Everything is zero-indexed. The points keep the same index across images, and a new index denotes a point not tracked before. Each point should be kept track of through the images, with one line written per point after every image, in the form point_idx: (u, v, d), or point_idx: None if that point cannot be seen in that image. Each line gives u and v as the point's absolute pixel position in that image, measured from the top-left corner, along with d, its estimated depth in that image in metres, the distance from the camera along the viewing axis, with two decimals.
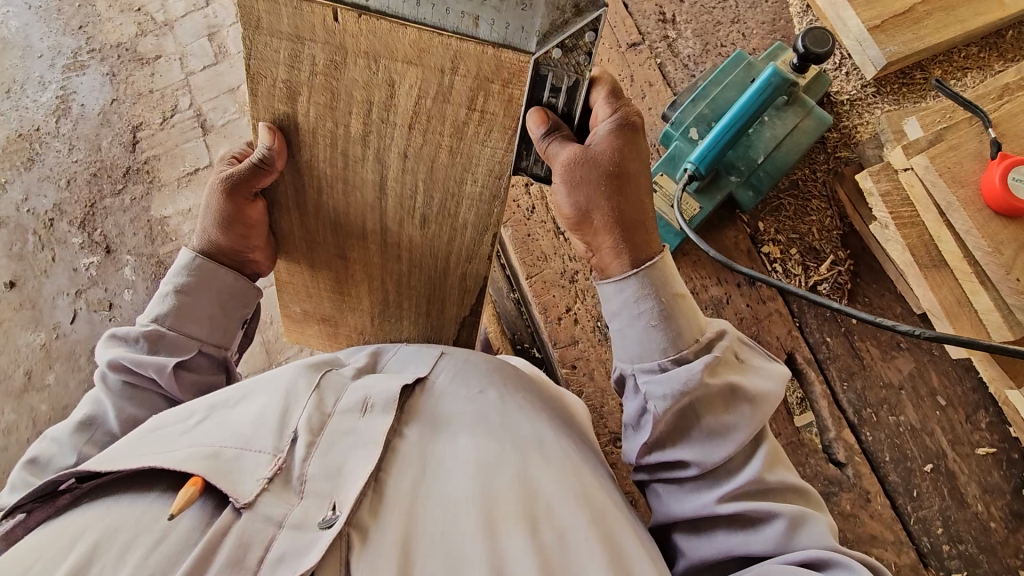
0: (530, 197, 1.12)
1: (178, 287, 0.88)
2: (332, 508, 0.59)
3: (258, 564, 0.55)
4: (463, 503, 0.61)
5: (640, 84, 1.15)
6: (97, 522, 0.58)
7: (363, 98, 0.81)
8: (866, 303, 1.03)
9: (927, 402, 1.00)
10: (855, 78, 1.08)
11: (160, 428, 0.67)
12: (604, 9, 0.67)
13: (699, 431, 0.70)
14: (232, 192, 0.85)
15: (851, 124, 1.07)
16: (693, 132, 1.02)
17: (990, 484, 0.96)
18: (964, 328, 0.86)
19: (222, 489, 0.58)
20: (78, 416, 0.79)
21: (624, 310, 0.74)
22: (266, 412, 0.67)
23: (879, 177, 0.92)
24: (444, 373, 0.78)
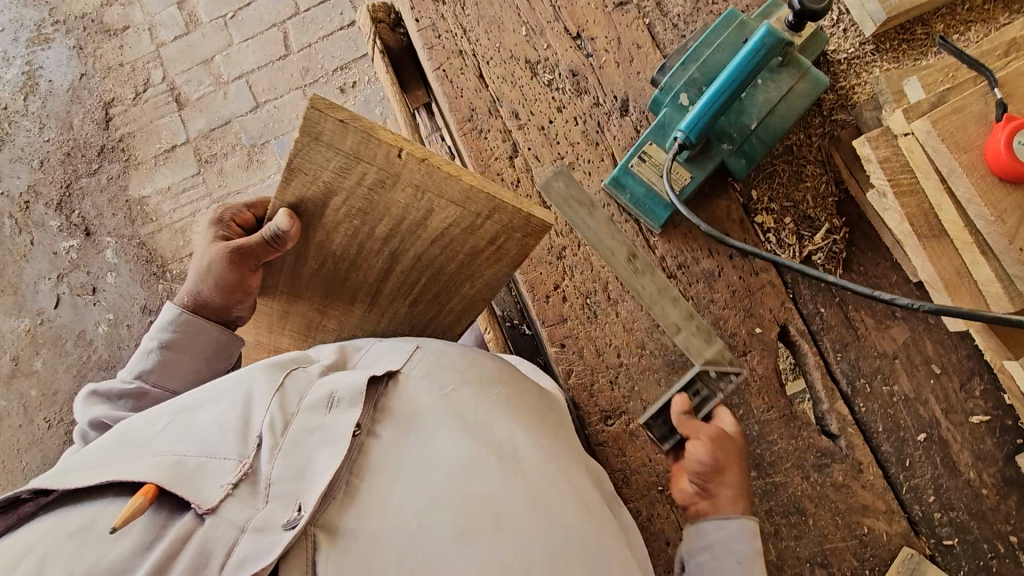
0: (514, 170, 1.07)
1: (162, 342, 0.88)
2: (297, 509, 0.63)
3: (221, 567, 0.60)
4: (434, 509, 0.64)
5: (628, 46, 1.09)
6: (54, 531, 0.61)
7: (398, 214, 0.78)
8: (861, 272, 1.01)
9: (921, 370, 0.98)
10: (852, 36, 1.03)
11: (128, 433, 0.70)
12: (739, 370, 0.87)
13: None
14: (239, 261, 0.85)
15: (848, 84, 1.02)
16: (683, 97, 0.97)
17: (982, 451, 0.96)
18: (960, 297, 0.84)
19: (186, 497, 0.62)
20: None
21: (721, 549, 0.83)
22: (228, 417, 0.70)
23: (878, 143, 0.87)
24: (418, 366, 0.77)
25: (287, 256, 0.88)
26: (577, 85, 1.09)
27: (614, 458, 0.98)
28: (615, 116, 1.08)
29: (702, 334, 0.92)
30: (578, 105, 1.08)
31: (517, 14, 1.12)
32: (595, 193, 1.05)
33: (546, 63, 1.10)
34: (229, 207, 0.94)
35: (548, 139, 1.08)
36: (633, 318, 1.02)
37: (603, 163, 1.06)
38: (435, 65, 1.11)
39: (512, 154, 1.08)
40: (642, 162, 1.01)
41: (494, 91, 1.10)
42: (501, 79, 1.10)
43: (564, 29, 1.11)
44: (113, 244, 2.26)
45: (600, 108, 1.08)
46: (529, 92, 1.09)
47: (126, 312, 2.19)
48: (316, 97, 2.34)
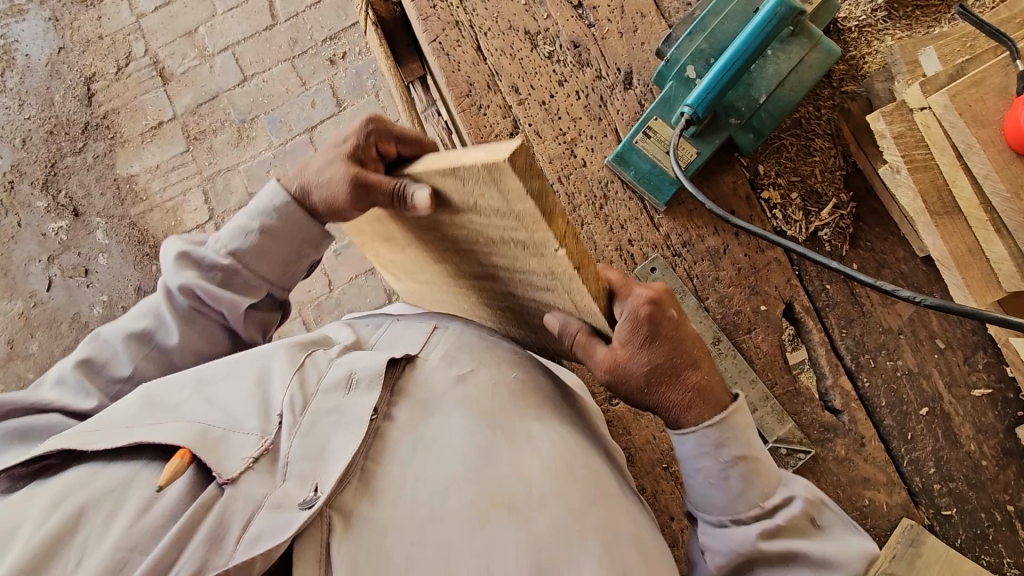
0: None
1: (262, 227, 0.88)
2: (314, 489, 0.65)
3: (237, 543, 0.61)
4: (450, 491, 0.67)
5: (631, 15, 1.06)
6: (85, 486, 0.64)
7: (516, 263, 0.71)
8: (867, 247, 1.01)
9: (925, 345, 0.99)
10: (865, 2, 1.00)
11: (153, 397, 0.74)
12: (811, 449, 0.96)
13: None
14: (358, 204, 0.78)
15: (859, 54, 1.00)
16: (690, 70, 0.92)
17: (983, 424, 0.97)
18: (973, 278, 0.82)
19: (210, 465, 0.65)
20: (138, 328, 0.89)
21: (691, 464, 0.77)
22: (254, 393, 0.74)
23: (893, 118, 0.86)
24: (434, 351, 0.82)
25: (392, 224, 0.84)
26: (579, 57, 1.06)
27: (619, 436, 0.99)
28: (618, 89, 1.05)
29: (775, 415, 0.97)
30: (580, 79, 1.05)
31: None
32: (599, 170, 1.03)
33: (546, 34, 1.06)
34: (384, 127, 0.82)
35: (549, 115, 1.05)
36: None
37: (606, 139, 1.04)
38: (430, 38, 1.06)
39: (514, 131, 1.05)
40: (646, 138, 0.98)
41: (492, 65, 1.06)
42: (499, 52, 1.06)
43: None
44: (103, 224, 2.22)
45: (603, 81, 1.05)
46: (528, 66, 1.06)
47: (120, 294, 2.17)
48: (306, 69, 2.27)
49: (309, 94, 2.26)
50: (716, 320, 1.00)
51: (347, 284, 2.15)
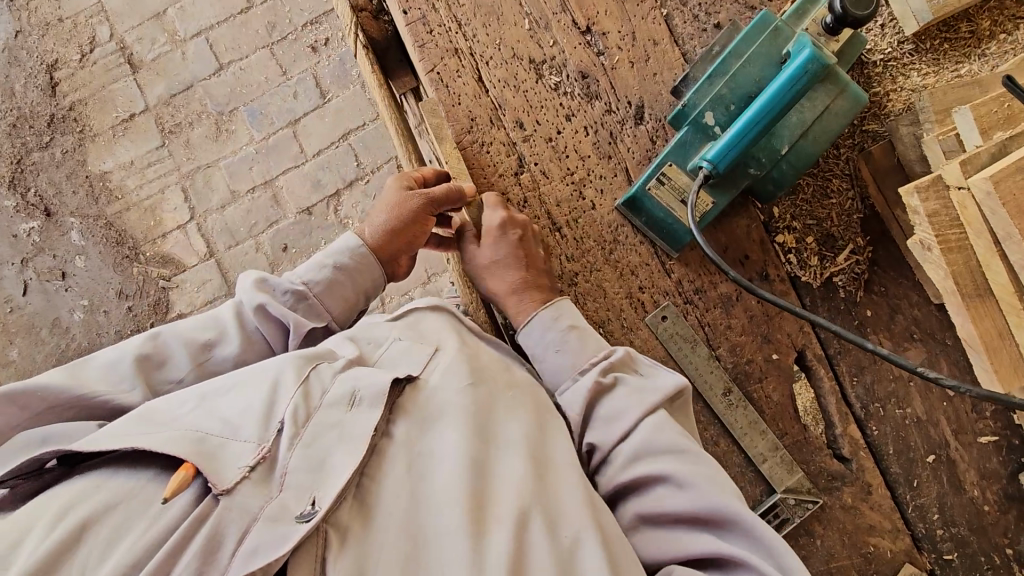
0: (520, 189, 0.98)
1: (338, 263, 0.94)
2: (311, 503, 0.67)
3: (232, 556, 0.63)
4: (445, 500, 0.70)
5: (642, 42, 0.99)
6: (90, 500, 0.65)
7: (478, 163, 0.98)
8: (881, 292, 0.99)
9: (935, 393, 0.98)
10: (892, 34, 0.95)
11: (154, 408, 0.73)
12: (819, 497, 0.96)
13: (598, 420, 0.84)
14: (422, 203, 0.94)
15: (883, 90, 0.95)
16: (709, 116, 0.87)
17: (988, 470, 0.98)
18: (1002, 363, 0.80)
19: (208, 476, 0.65)
20: (204, 338, 0.88)
21: (539, 344, 0.91)
22: (256, 401, 0.74)
23: (928, 194, 0.80)
24: (436, 370, 0.84)
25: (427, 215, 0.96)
26: (587, 89, 0.99)
27: None
28: (629, 124, 0.99)
29: (785, 465, 0.96)
30: (589, 113, 0.99)
31: (518, 3, 0.99)
32: (608, 214, 0.98)
33: (552, 62, 0.99)
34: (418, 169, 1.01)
35: (556, 152, 0.98)
36: (648, 346, 0.97)
37: (616, 179, 0.98)
38: (428, 68, 0.99)
39: (518, 170, 0.98)
40: (660, 185, 0.92)
41: (495, 97, 0.99)
42: (502, 83, 0.99)
43: (571, 21, 0.99)
44: (77, 224, 2.12)
45: (613, 115, 0.99)
46: (534, 99, 0.99)
47: (101, 297, 2.09)
48: (286, 56, 2.14)
49: (291, 84, 2.14)
50: (727, 370, 0.98)
51: None
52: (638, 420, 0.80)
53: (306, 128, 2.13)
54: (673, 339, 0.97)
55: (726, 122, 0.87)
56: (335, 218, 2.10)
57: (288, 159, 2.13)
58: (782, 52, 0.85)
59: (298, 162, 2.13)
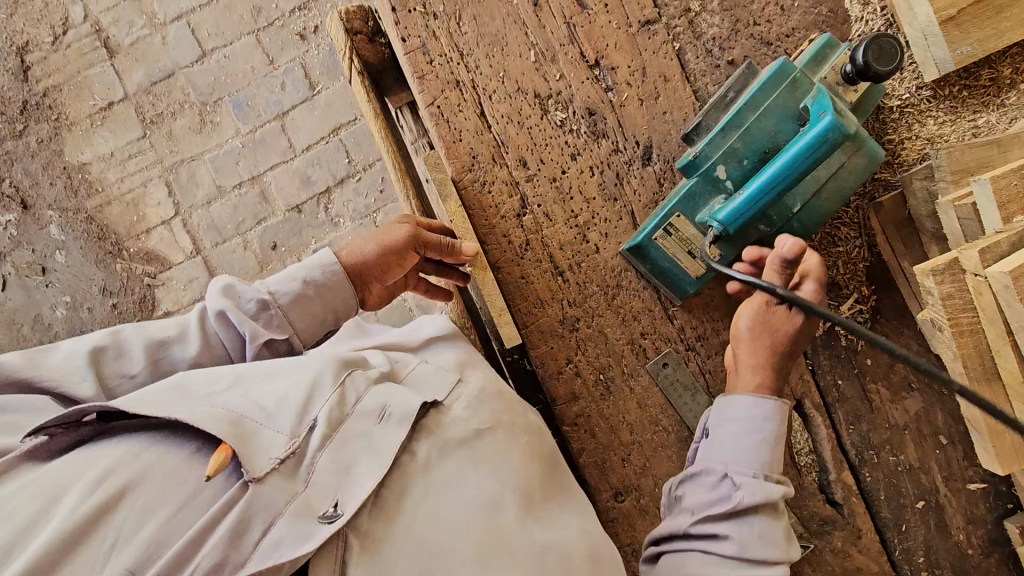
0: (523, 232, 0.95)
1: (311, 279, 0.88)
2: (335, 505, 0.65)
3: (255, 547, 0.62)
4: (461, 530, 0.69)
5: (653, 78, 0.95)
6: (131, 464, 0.65)
7: (483, 205, 0.95)
8: (882, 340, 0.99)
9: (928, 441, 0.99)
10: (910, 78, 0.92)
11: (192, 385, 0.73)
12: (809, 542, 0.97)
13: (746, 526, 0.73)
14: (412, 237, 0.92)
15: (898, 138, 0.93)
16: (721, 169, 0.85)
17: (974, 515, 1.00)
18: (1004, 447, 0.83)
19: (241, 458, 0.65)
20: (164, 335, 0.83)
21: (744, 418, 0.79)
22: (291, 395, 0.73)
23: (944, 278, 0.80)
24: (458, 401, 0.81)
25: (417, 250, 0.94)
26: (593, 127, 0.95)
27: (624, 536, 0.96)
28: (636, 165, 0.95)
29: None
30: (595, 152, 0.95)
31: (524, 32, 0.94)
32: (612, 258, 0.95)
33: (558, 97, 0.95)
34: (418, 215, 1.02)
35: (560, 193, 0.95)
36: (648, 394, 0.96)
37: (621, 222, 0.95)
38: (427, 101, 0.94)
39: (522, 212, 0.95)
40: (667, 236, 0.90)
41: (498, 134, 0.95)
42: (505, 119, 0.94)
43: (579, 53, 0.95)
44: (56, 218, 2.04)
45: (620, 154, 0.95)
46: (538, 136, 0.95)
47: (83, 294, 2.03)
48: (273, 44, 2.04)
49: (279, 75, 2.04)
50: None
51: None
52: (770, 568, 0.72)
53: (294, 122, 2.05)
54: (673, 387, 0.96)
55: (738, 175, 0.85)
56: (326, 216, 2.05)
57: (276, 154, 2.06)
58: (799, 105, 0.82)
59: (287, 157, 2.06)
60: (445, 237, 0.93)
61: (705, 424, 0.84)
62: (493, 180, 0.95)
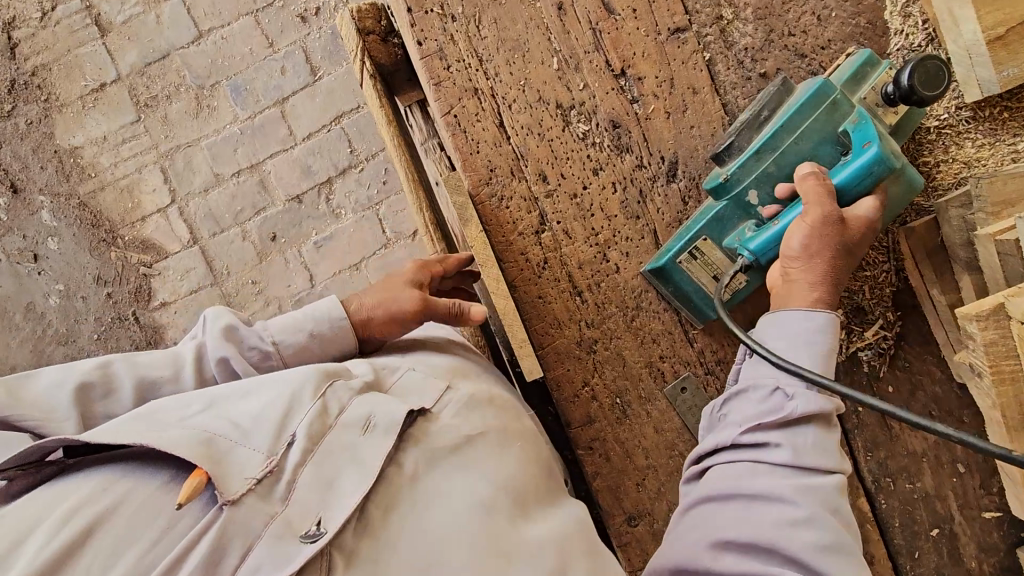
0: (541, 249, 0.91)
1: (315, 332, 0.83)
2: (317, 523, 0.59)
3: (232, 572, 0.55)
4: (451, 540, 0.62)
5: (681, 91, 0.90)
6: (99, 499, 0.57)
7: (501, 222, 0.90)
8: (905, 368, 0.96)
9: (946, 468, 0.98)
10: (951, 98, 0.88)
11: (158, 409, 0.66)
12: None
13: (801, 434, 0.67)
14: (421, 304, 0.86)
15: (934, 160, 0.90)
16: (752, 195, 0.83)
17: (987, 543, 0.99)
18: None
19: (215, 479, 0.58)
20: (155, 374, 0.76)
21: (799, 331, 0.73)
22: (268, 409, 0.66)
23: (987, 323, 0.77)
24: (448, 407, 0.75)
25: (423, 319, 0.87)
26: (617, 140, 0.91)
27: (637, 559, 0.95)
28: (660, 181, 0.91)
29: None
30: (618, 166, 0.91)
31: (547, 38, 0.89)
32: (633, 278, 0.92)
33: (581, 108, 0.90)
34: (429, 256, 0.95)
35: (580, 210, 0.91)
36: (665, 418, 0.94)
37: (644, 242, 0.92)
38: (443, 109, 0.89)
39: (540, 228, 0.91)
40: (692, 259, 0.86)
41: (517, 145, 0.90)
42: (526, 131, 0.90)
43: (604, 62, 0.90)
44: (47, 203, 1.98)
45: (644, 170, 0.91)
46: (559, 149, 0.90)
47: (77, 283, 1.98)
48: (273, 26, 1.96)
49: (278, 59, 1.97)
50: None
51: (330, 281, 1.99)
52: (823, 482, 0.65)
53: (294, 108, 1.98)
54: (691, 412, 0.93)
55: (769, 199, 0.83)
56: (327, 207, 1.99)
57: (276, 142, 1.99)
58: (837, 130, 0.80)
59: (287, 145, 1.99)
60: (453, 302, 0.87)
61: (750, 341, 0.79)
62: (512, 197, 0.90)
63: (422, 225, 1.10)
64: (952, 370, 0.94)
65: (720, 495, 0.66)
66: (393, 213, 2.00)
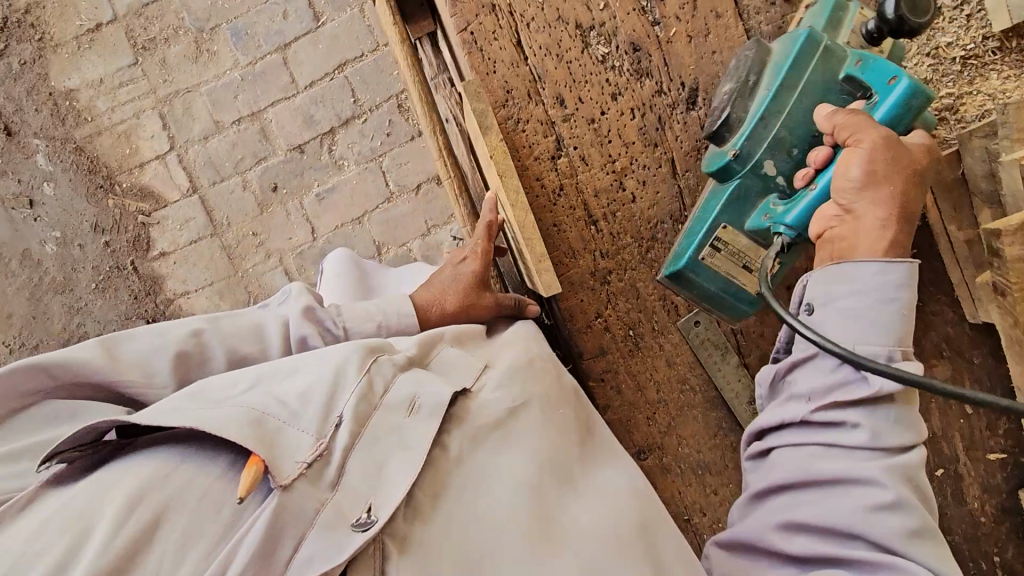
0: (557, 175, 0.89)
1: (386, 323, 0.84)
2: (367, 509, 0.60)
3: (287, 561, 0.56)
4: (501, 523, 0.64)
5: (703, 14, 0.88)
6: (160, 484, 0.58)
7: (516, 145, 0.88)
8: (918, 308, 0.96)
9: (953, 409, 0.98)
10: (978, 27, 0.87)
11: (207, 387, 0.67)
12: None
13: (883, 411, 0.66)
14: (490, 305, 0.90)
15: (958, 92, 0.88)
16: (769, 164, 0.79)
17: (990, 484, 1.00)
18: None
19: (268, 463, 0.59)
20: (245, 350, 0.78)
21: (874, 288, 0.67)
22: (315, 390, 0.67)
23: (1010, 240, 0.81)
24: (490, 383, 0.75)
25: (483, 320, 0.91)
26: (637, 64, 0.88)
27: None
28: (680, 109, 0.89)
29: None
30: (638, 92, 0.88)
31: None
32: (649, 208, 0.90)
33: (601, 29, 0.87)
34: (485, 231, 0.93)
35: (597, 136, 0.89)
36: (677, 351, 0.93)
37: (661, 171, 0.90)
38: (459, 25, 0.86)
39: (556, 153, 0.89)
40: (715, 252, 0.83)
41: (534, 67, 0.87)
42: (544, 51, 0.87)
43: None
44: (42, 147, 1.93)
45: (663, 97, 0.89)
46: (577, 71, 0.87)
47: (74, 230, 1.95)
48: None
49: (281, 3, 1.92)
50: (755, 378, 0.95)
51: (332, 234, 1.97)
52: (905, 459, 0.65)
53: (297, 54, 1.93)
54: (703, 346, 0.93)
55: (787, 168, 0.80)
56: (330, 157, 1.96)
57: (278, 89, 1.94)
58: (840, 77, 0.77)
59: (288, 93, 1.94)
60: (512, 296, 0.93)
61: (807, 296, 0.73)
62: (528, 120, 0.88)
63: (436, 149, 1.09)
64: (964, 310, 0.94)
65: (789, 483, 0.68)
66: (397, 165, 1.97)
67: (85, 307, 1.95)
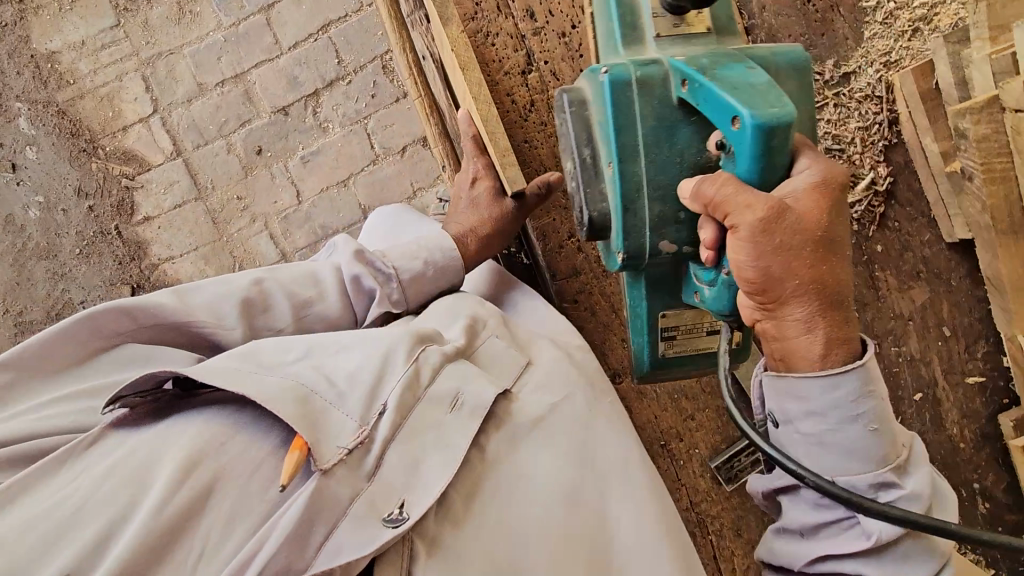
0: (528, 90, 0.90)
1: (430, 258, 0.87)
2: (399, 505, 0.63)
3: (318, 549, 0.60)
4: (531, 534, 0.68)
5: None
6: (214, 453, 0.63)
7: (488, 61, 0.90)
8: (894, 228, 0.99)
9: (931, 332, 0.99)
10: None
11: (261, 353, 0.71)
12: None
13: (888, 557, 0.65)
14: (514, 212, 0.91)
15: (932, 6, 0.95)
16: (666, 245, 0.71)
17: (970, 409, 0.99)
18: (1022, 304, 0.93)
19: (314, 448, 0.62)
20: (305, 295, 0.82)
21: (828, 405, 0.64)
22: (363, 373, 0.70)
23: (981, 117, 0.89)
24: (528, 382, 0.78)
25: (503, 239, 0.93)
26: None
27: None
28: None
29: None
30: None
31: None
32: None
33: None
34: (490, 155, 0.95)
35: (569, 50, 0.89)
36: None
37: None
38: None
39: (526, 68, 0.90)
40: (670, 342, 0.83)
41: None
42: None
43: None
44: (25, 110, 1.92)
45: None
46: None
47: (57, 194, 1.94)
48: None
49: None
50: None
51: (317, 197, 1.96)
52: None
53: (280, 16, 1.93)
54: None
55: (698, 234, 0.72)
56: (314, 120, 1.94)
57: (261, 50, 1.93)
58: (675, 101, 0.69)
59: (272, 55, 1.93)
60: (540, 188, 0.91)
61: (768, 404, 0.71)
62: (501, 34, 0.90)
63: (406, 69, 1.07)
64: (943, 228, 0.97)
65: None
66: (381, 127, 1.95)
67: (68, 272, 1.92)
